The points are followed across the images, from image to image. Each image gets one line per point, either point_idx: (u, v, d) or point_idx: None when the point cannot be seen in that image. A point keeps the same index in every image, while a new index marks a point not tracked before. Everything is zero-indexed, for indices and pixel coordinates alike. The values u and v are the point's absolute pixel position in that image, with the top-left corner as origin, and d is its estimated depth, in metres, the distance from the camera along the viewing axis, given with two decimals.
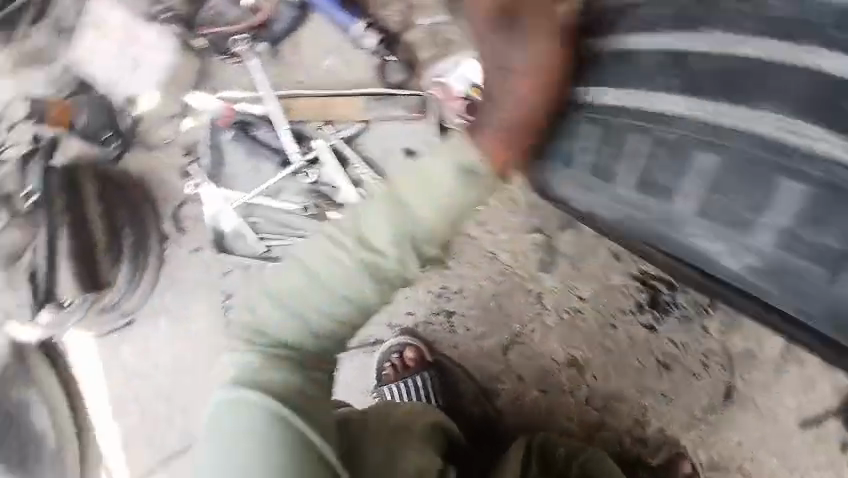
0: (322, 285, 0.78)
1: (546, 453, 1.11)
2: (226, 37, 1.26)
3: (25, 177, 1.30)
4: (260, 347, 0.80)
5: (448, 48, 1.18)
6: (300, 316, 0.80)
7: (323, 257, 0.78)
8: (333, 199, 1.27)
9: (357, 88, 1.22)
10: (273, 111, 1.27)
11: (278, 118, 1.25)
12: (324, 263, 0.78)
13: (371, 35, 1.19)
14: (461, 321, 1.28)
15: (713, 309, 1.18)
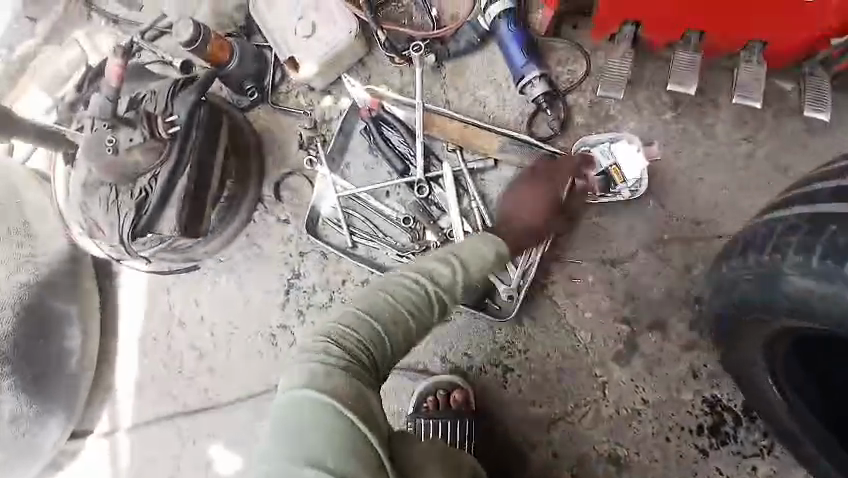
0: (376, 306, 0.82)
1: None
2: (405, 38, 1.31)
3: (172, 103, 1.03)
4: (321, 356, 0.74)
5: (596, 125, 1.26)
6: (351, 328, 0.79)
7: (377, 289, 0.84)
8: (434, 220, 1.29)
9: (502, 128, 1.28)
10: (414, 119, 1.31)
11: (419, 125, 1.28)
12: (376, 290, 0.84)
13: (541, 84, 1.23)
14: (515, 380, 1.25)
15: (770, 454, 1.18)
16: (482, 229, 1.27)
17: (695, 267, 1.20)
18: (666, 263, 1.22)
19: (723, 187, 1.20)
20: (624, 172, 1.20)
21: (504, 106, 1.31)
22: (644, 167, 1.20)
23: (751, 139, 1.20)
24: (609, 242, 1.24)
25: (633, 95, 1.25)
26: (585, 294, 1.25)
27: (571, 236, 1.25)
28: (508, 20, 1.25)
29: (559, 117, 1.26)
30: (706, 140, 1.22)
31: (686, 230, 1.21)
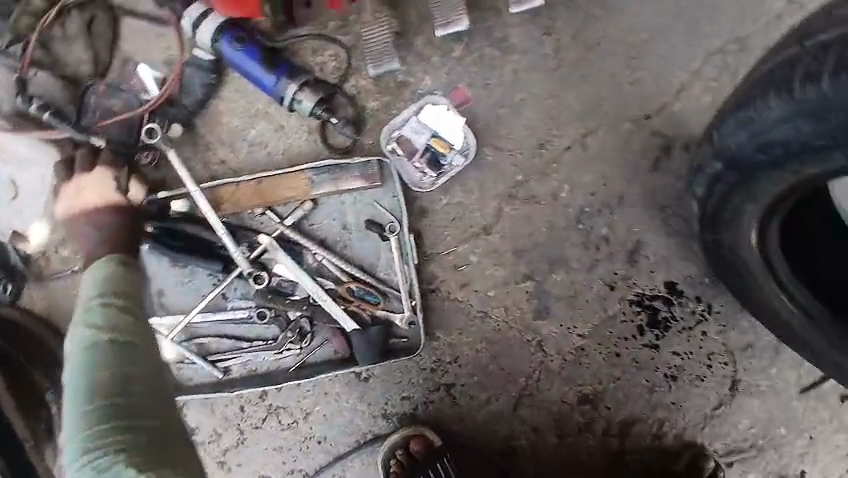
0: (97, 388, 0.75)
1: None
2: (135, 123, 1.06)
3: None
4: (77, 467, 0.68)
5: (392, 102, 1.08)
6: (81, 426, 0.69)
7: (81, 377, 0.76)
8: (291, 296, 1.11)
9: (298, 162, 1.07)
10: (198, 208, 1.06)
11: (209, 212, 1.03)
12: (77, 368, 0.74)
13: (308, 95, 1.01)
14: (462, 390, 1.18)
15: (712, 313, 1.17)
16: (344, 274, 1.11)
17: (561, 190, 1.12)
18: (533, 201, 1.12)
19: (546, 98, 1.09)
20: (446, 140, 1.07)
21: (287, 134, 1.08)
22: (462, 125, 1.07)
23: (553, 30, 1.08)
24: (471, 214, 1.12)
25: (411, 50, 1.08)
26: (477, 274, 1.14)
27: (432, 229, 1.12)
28: (227, 40, 1.00)
29: (350, 116, 1.07)
30: (506, 57, 1.08)
31: (535, 159, 1.11)
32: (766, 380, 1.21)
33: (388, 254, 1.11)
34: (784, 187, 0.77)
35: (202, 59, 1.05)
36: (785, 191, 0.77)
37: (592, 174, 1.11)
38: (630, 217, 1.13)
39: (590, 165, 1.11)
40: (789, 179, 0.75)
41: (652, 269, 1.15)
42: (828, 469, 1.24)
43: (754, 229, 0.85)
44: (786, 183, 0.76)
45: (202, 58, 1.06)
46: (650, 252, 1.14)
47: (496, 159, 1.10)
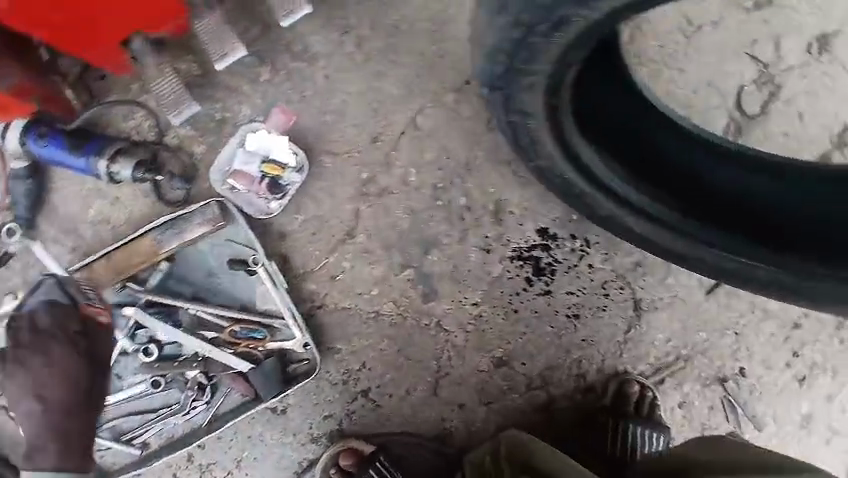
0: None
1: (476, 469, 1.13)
2: None
3: None
4: None
5: (217, 141, 1.08)
6: None
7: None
8: (180, 357, 1.11)
9: (143, 226, 1.07)
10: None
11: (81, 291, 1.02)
12: None
13: (124, 164, 1.01)
14: (379, 392, 1.19)
15: (591, 245, 1.18)
16: (224, 320, 1.11)
17: (409, 174, 1.13)
18: (386, 194, 1.13)
19: (364, 92, 1.09)
20: (275, 161, 1.06)
21: (124, 203, 1.08)
22: (288, 143, 1.07)
23: (351, 28, 1.07)
24: (330, 224, 1.12)
25: (218, 86, 1.07)
26: (357, 278, 1.15)
27: (298, 249, 1.12)
28: (29, 137, 1.00)
29: (177, 168, 1.07)
30: (312, 66, 1.07)
31: (374, 153, 1.11)
32: (669, 292, 1.22)
33: (261, 287, 1.12)
34: (529, 88, 0.82)
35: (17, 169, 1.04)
36: (541, 93, 0.83)
37: (433, 151, 1.12)
38: (484, 180, 1.14)
39: (427, 142, 1.12)
40: (530, 81, 0.81)
41: (520, 223, 1.17)
42: (769, 360, 1.27)
43: (554, 148, 0.94)
44: (532, 86, 0.82)
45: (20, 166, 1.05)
46: (512, 207, 1.16)
47: (336, 164, 1.10)
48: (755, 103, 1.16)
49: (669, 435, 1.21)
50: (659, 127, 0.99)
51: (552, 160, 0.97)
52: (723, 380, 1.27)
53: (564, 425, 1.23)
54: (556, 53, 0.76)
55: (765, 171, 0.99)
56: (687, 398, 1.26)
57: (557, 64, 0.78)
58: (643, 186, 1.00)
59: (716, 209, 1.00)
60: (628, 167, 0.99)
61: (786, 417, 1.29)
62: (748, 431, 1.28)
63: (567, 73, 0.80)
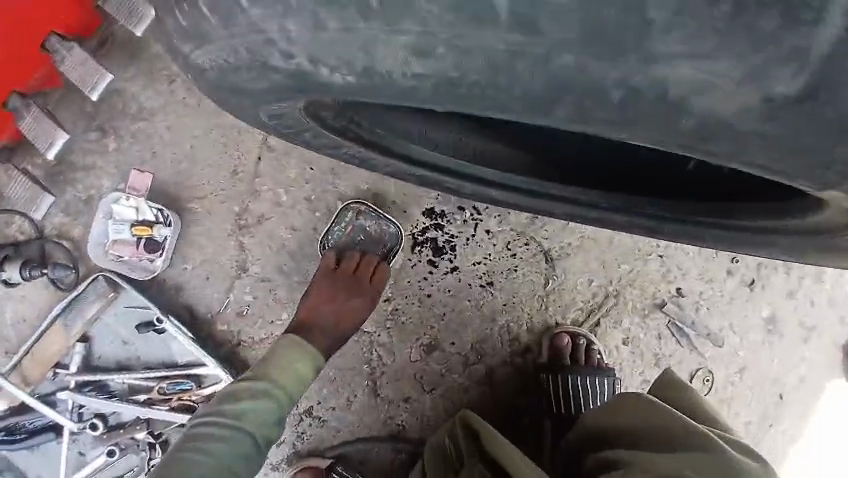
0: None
1: (441, 457, 1.06)
2: None
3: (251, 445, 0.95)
4: None
5: (90, 219, 1.12)
6: None
7: (295, 371, 1.00)
8: (125, 424, 1.16)
9: (49, 316, 1.12)
10: (11, 394, 1.12)
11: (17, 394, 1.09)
12: None
13: (11, 268, 1.07)
14: (323, 407, 1.21)
15: (482, 211, 1.17)
16: (152, 380, 1.15)
17: (279, 195, 1.14)
18: (264, 220, 1.14)
19: (210, 130, 1.12)
20: (145, 222, 1.09)
21: (28, 299, 1.14)
22: (147, 201, 1.10)
23: (176, 75, 1.10)
24: (221, 263, 1.15)
25: (74, 167, 1.11)
26: (263, 307, 1.16)
27: (198, 296, 1.15)
28: None
29: (61, 255, 1.11)
30: (151, 121, 1.12)
31: (238, 186, 1.13)
32: (576, 236, 1.20)
33: (177, 341, 1.15)
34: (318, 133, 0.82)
35: None
36: (327, 131, 0.80)
37: (294, 167, 1.14)
38: (353, 179, 1.15)
39: (286, 161, 1.14)
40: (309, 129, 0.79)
41: (404, 209, 1.16)
42: (706, 273, 1.22)
43: (392, 161, 0.91)
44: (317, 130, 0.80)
45: None
46: (391, 196, 1.16)
47: (206, 207, 1.13)
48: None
49: (614, 375, 1.18)
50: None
51: (394, 167, 0.94)
52: (662, 305, 1.22)
53: (510, 391, 1.23)
54: (305, 114, 0.73)
55: None
56: (629, 333, 1.23)
57: (316, 118, 0.75)
58: (505, 159, 0.93)
59: (613, 168, 0.90)
60: (501, 150, 0.92)
61: (746, 324, 1.22)
62: (708, 351, 1.22)
63: (339, 118, 0.78)
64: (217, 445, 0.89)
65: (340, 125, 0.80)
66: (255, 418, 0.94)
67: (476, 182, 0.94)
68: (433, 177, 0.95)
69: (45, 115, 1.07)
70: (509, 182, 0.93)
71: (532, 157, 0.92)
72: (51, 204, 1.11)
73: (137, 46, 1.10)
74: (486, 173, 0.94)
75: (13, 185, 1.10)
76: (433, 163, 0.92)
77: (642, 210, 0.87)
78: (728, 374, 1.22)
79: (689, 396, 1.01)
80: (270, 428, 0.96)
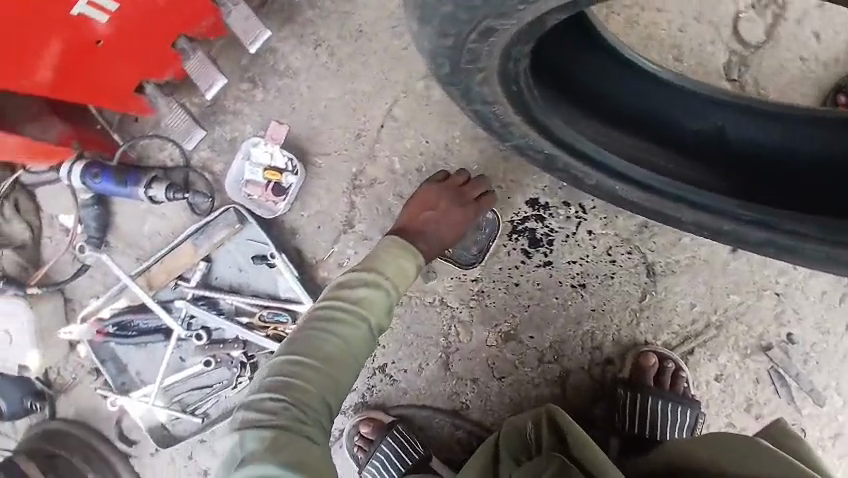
0: (317, 357, 0.86)
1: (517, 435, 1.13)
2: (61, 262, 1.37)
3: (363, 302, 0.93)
4: None
5: (230, 158, 1.27)
6: None
7: (401, 268, 0.99)
8: (225, 340, 1.31)
9: (181, 236, 1.29)
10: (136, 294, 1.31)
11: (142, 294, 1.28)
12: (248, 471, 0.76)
13: (158, 187, 1.24)
14: (395, 368, 1.27)
15: (588, 211, 1.15)
16: (256, 306, 1.28)
17: (394, 163, 1.21)
18: (376, 184, 1.22)
19: (344, 94, 1.22)
20: (275, 167, 1.22)
21: (168, 217, 1.32)
22: (281, 150, 1.23)
23: (322, 40, 1.22)
24: (332, 216, 1.25)
25: (225, 110, 1.26)
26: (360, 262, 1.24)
27: (306, 242, 1.26)
28: (87, 177, 1.24)
29: (200, 185, 1.28)
30: (295, 80, 1.23)
31: (360, 148, 1.22)
32: (686, 254, 1.13)
33: (282, 276, 1.27)
34: (485, 81, 0.76)
35: (86, 198, 1.31)
36: (495, 83, 0.76)
37: (412, 137, 1.20)
38: (465, 158, 1.18)
39: (405, 131, 1.20)
40: (482, 75, 0.74)
41: (509, 196, 1.17)
42: (824, 323, 1.13)
43: (532, 132, 0.90)
44: (487, 80, 0.75)
45: (88, 198, 1.32)
46: (499, 180, 1.17)
47: (329, 163, 1.23)
48: (757, 30, 1.12)
49: (698, 410, 1.11)
50: (673, 110, 1.00)
51: (528, 139, 0.92)
52: (767, 349, 1.14)
53: (582, 398, 1.20)
54: (499, 52, 0.68)
55: (759, 128, 0.99)
56: (725, 370, 1.15)
57: (505, 58, 0.70)
58: (643, 158, 0.97)
59: (745, 183, 0.97)
60: (640, 151, 0.97)
61: None
62: (806, 408, 1.14)
63: (518, 65, 0.74)
64: (347, 332, 0.89)
65: (514, 73, 0.75)
66: (369, 305, 0.93)
67: (614, 176, 0.97)
68: (566, 160, 0.96)
69: (207, 58, 1.24)
70: (648, 180, 0.97)
71: (672, 162, 0.98)
72: (200, 138, 1.27)
73: (292, 11, 1.23)
74: (623, 166, 0.96)
75: (172, 116, 1.26)
76: (570, 146, 0.93)
77: (788, 225, 0.91)
78: (823, 437, 1.13)
79: (798, 445, 0.91)
80: (383, 317, 0.94)
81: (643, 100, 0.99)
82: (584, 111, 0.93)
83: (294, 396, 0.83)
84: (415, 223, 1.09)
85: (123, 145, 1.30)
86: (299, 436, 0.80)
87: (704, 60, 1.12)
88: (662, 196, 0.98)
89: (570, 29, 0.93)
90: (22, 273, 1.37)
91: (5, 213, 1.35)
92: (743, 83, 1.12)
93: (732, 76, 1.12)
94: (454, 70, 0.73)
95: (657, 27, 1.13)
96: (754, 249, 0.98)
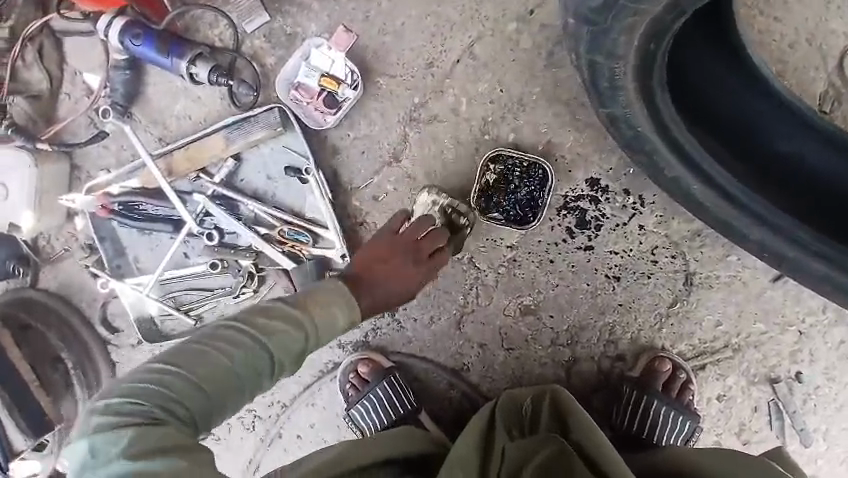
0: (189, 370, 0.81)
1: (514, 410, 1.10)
2: (76, 124, 1.27)
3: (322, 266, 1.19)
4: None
5: (286, 54, 1.18)
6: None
7: (334, 324, 0.95)
8: (237, 247, 1.23)
9: (215, 125, 1.20)
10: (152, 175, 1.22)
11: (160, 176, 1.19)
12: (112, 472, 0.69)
13: (202, 66, 1.14)
14: (405, 314, 1.24)
15: (644, 205, 1.12)
16: (277, 220, 1.21)
17: (460, 104, 1.15)
18: (435, 122, 1.16)
19: (425, 16, 1.14)
20: (334, 76, 1.14)
21: (204, 103, 1.22)
22: (344, 59, 1.15)
23: None
24: (379, 144, 1.17)
25: (294, 2, 1.17)
26: (397, 200, 1.19)
27: (345, 165, 1.19)
28: (128, 37, 1.14)
29: (247, 79, 1.19)
30: None
31: (429, 78, 1.15)
32: (728, 272, 1.12)
33: (312, 194, 1.20)
34: (629, 30, 0.74)
35: (118, 60, 1.20)
36: (639, 35, 0.75)
37: (486, 83, 1.13)
38: (535, 118, 1.13)
39: (481, 74, 1.13)
40: (632, 20, 0.73)
41: (570, 170, 1.13)
42: (833, 371, 1.13)
43: (638, 105, 0.87)
44: (633, 28, 0.74)
45: (122, 60, 1.21)
46: (563, 151, 1.13)
47: (391, 86, 1.16)
48: None
49: (697, 423, 1.11)
50: (775, 128, 0.97)
51: (628, 111, 0.89)
52: (773, 380, 1.14)
53: (584, 386, 1.19)
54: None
55: None
56: (728, 391, 1.15)
57: (670, 7, 0.69)
58: (727, 164, 0.96)
59: (823, 218, 0.96)
60: (730, 159, 0.97)
61: (841, 437, 1.14)
62: (792, 444, 1.15)
63: (675, 21, 0.73)
64: (241, 358, 0.84)
65: (667, 26, 0.74)
66: (278, 341, 0.88)
67: (699, 175, 0.95)
68: (657, 146, 0.93)
69: None
70: (730, 189, 0.95)
71: (754, 176, 0.97)
72: (264, 27, 1.18)
73: None
74: (709, 167, 0.94)
75: None
76: (668, 130, 0.90)
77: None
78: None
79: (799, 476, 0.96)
80: (291, 358, 0.89)
81: (747, 110, 0.97)
82: (686, 102, 0.93)
83: (160, 402, 0.78)
84: (372, 256, 1.08)
85: (172, 11, 1.19)
86: (165, 429, 0.74)
87: (805, 83, 1.08)
88: (737, 206, 0.96)
89: (697, 18, 0.93)
90: (31, 125, 1.26)
91: (27, 59, 1.24)
92: (833, 118, 1.08)
93: (824, 107, 1.08)
94: (609, 4, 0.72)
95: (769, 36, 1.08)
96: (810, 282, 0.98)
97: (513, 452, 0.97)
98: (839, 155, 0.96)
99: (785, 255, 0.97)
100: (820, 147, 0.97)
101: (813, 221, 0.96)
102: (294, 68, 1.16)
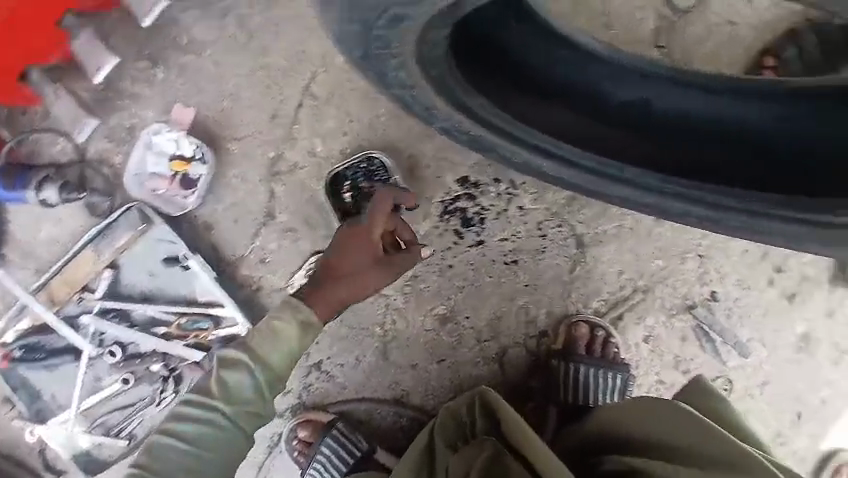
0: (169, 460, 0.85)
1: (454, 425, 1.08)
2: None
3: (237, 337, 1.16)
4: None
5: (131, 147, 1.15)
6: None
7: (274, 338, 0.91)
8: (142, 354, 1.19)
9: (78, 245, 1.17)
10: (37, 313, 1.18)
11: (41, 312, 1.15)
12: None
13: (49, 189, 1.12)
14: (332, 363, 1.22)
15: (517, 187, 1.16)
16: (172, 314, 1.18)
17: (316, 145, 1.14)
18: (297, 170, 1.14)
19: (255, 72, 1.14)
20: (182, 158, 1.13)
21: (66, 221, 1.18)
22: (187, 136, 1.13)
23: (228, 11, 1.14)
24: (249, 206, 1.15)
25: (123, 94, 1.15)
26: (285, 255, 1.16)
27: (223, 237, 1.16)
28: None
29: (100, 185, 1.16)
30: (200, 57, 1.14)
31: (277, 130, 1.14)
32: (613, 225, 1.17)
33: (199, 278, 1.16)
34: (401, 66, 0.77)
35: None
36: (415, 66, 0.77)
37: (333, 118, 1.14)
38: (391, 137, 1.14)
39: (326, 111, 1.14)
40: (397, 60, 0.75)
41: (438, 176, 1.15)
42: (744, 280, 1.18)
43: (456, 114, 0.89)
44: (404, 64, 0.77)
45: None
46: (425, 161, 1.15)
47: (242, 148, 1.14)
48: None
49: (626, 373, 1.15)
50: (613, 83, 0.95)
51: (453, 120, 0.91)
52: (690, 308, 1.18)
53: (518, 373, 1.20)
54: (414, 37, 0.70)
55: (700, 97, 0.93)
56: (652, 331, 1.19)
57: (421, 41, 0.71)
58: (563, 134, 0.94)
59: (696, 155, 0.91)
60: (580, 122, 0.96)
61: (776, 342, 1.18)
62: (731, 360, 1.19)
63: (437, 49, 0.75)
64: (200, 432, 0.87)
65: (433, 57, 0.76)
66: (231, 399, 0.88)
67: (540, 155, 0.95)
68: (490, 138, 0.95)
69: (101, 35, 1.14)
70: (575, 158, 0.94)
71: (598, 134, 0.95)
72: (103, 129, 1.16)
73: None
74: (543, 143, 0.94)
75: (63, 106, 1.14)
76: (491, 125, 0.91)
77: (724, 200, 0.85)
78: (748, 387, 1.19)
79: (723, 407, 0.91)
80: (252, 404, 0.90)
81: (586, 68, 0.95)
82: (500, 85, 0.90)
83: None
84: (336, 264, 0.99)
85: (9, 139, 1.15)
86: None
87: (634, 27, 1.16)
88: (582, 172, 0.95)
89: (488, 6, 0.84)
90: None
91: None
92: (671, 50, 1.15)
93: (660, 43, 1.15)
94: (367, 54, 0.74)
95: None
96: (695, 222, 0.91)
97: (457, 466, 0.95)
98: (698, 95, 0.94)
99: (653, 202, 0.92)
100: (678, 92, 0.95)
101: (674, 162, 0.91)
102: (142, 160, 1.14)
